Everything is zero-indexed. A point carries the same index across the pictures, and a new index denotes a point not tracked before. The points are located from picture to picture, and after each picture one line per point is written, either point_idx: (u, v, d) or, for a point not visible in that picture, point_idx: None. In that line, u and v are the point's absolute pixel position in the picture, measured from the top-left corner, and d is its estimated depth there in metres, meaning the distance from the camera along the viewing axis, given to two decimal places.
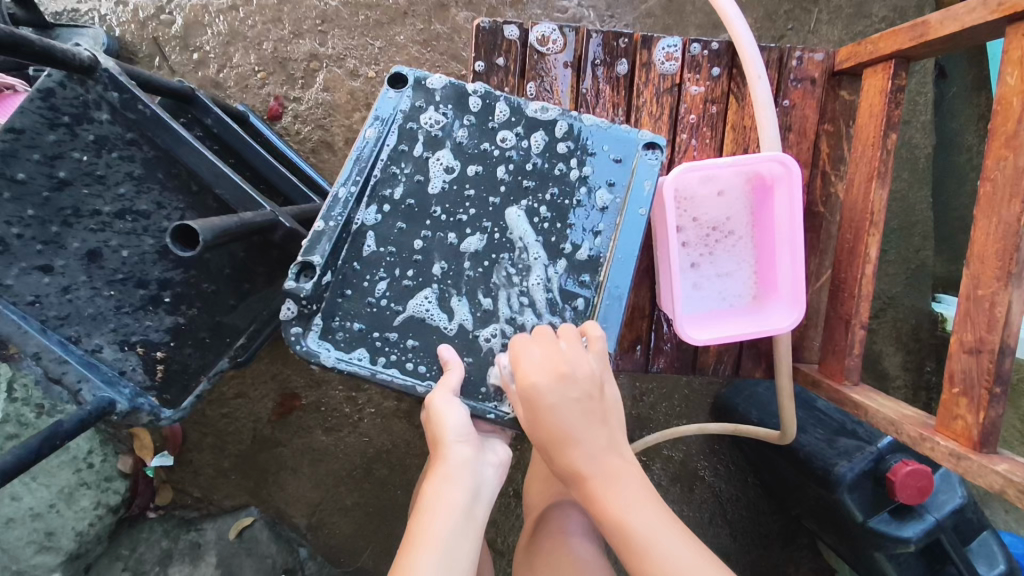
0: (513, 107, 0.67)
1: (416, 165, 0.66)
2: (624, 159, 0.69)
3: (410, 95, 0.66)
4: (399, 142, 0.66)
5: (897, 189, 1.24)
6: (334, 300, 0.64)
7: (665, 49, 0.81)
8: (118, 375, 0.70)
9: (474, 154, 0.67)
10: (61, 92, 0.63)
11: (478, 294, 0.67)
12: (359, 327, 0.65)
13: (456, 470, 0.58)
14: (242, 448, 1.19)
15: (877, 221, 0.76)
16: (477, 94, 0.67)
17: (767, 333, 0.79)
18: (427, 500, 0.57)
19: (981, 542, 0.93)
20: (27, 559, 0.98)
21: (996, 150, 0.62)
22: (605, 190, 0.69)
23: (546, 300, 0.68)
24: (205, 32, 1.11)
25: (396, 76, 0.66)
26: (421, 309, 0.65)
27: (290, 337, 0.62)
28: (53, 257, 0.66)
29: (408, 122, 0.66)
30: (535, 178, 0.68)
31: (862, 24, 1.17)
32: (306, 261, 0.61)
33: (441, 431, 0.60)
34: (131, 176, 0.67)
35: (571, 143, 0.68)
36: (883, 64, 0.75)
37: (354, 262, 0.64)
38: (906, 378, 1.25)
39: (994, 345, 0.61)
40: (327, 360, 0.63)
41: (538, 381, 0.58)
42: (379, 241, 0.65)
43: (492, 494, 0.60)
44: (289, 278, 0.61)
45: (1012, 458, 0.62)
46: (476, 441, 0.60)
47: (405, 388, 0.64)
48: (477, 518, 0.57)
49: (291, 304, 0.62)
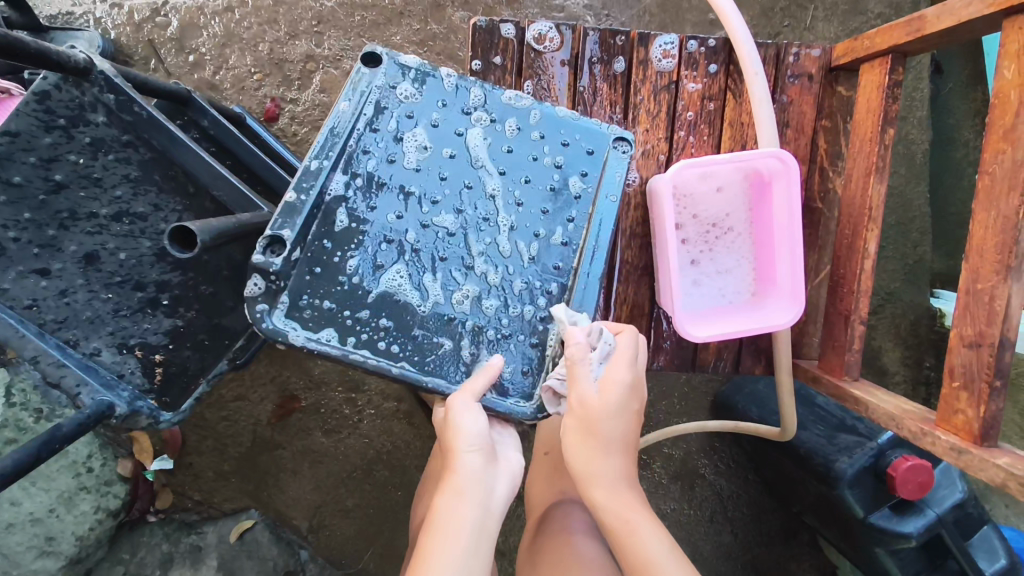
0: (487, 92, 0.67)
1: (389, 143, 0.65)
2: (596, 151, 0.70)
3: (384, 72, 0.65)
4: (374, 117, 0.64)
5: (895, 185, 1.24)
6: (302, 277, 0.61)
7: (661, 47, 0.81)
8: (116, 378, 0.70)
9: (448, 137, 0.66)
10: (57, 95, 0.63)
11: (454, 275, 0.66)
12: (329, 306, 0.62)
13: (468, 483, 0.57)
14: (242, 451, 1.19)
15: (876, 216, 0.76)
16: (451, 77, 0.67)
17: (764, 329, 0.78)
18: (439, 515, 0.56)
19: (982, 536, 0.93)
20: (27, 564, 0.97)
21: (994, 144, 0.62)
22: (577, 177, 0.69)
23: (523, 285, 0.67)
24: (201, 34, 1.11)
25: (370, 55, 0.65)
26: (394, 284, 0.64)
27: (255, 314, 0.59)
28: (51, 260, 0.66)
29: (383, 99, 0.65)
30: (510, 163, 0.67)
31: (857, 20, 1.17)
32: (274, 235, 0.59)
33: (454, 440, 0.58)
34: (128, 178, 0.67)
35: (546, 132, 0.69)
36: (879, 59, 0.75)
37: (325, 239, 0.62)
38: (905, 373, 1.25)
39: (994, 338, 0.61)
40: (294, 339, 0.60)
41: (613, 409, 0.62)
42: (352, 217, 0.63)
43: (505, 506, 0.59)
44: (255, 252, 0.59)
45: (1013, 451, 0.62)
46: (489, 451, 0.59)
47: (380, 368, 0.62)
48: (489, 532, 0.57)
49: (258, 279, 0.59)
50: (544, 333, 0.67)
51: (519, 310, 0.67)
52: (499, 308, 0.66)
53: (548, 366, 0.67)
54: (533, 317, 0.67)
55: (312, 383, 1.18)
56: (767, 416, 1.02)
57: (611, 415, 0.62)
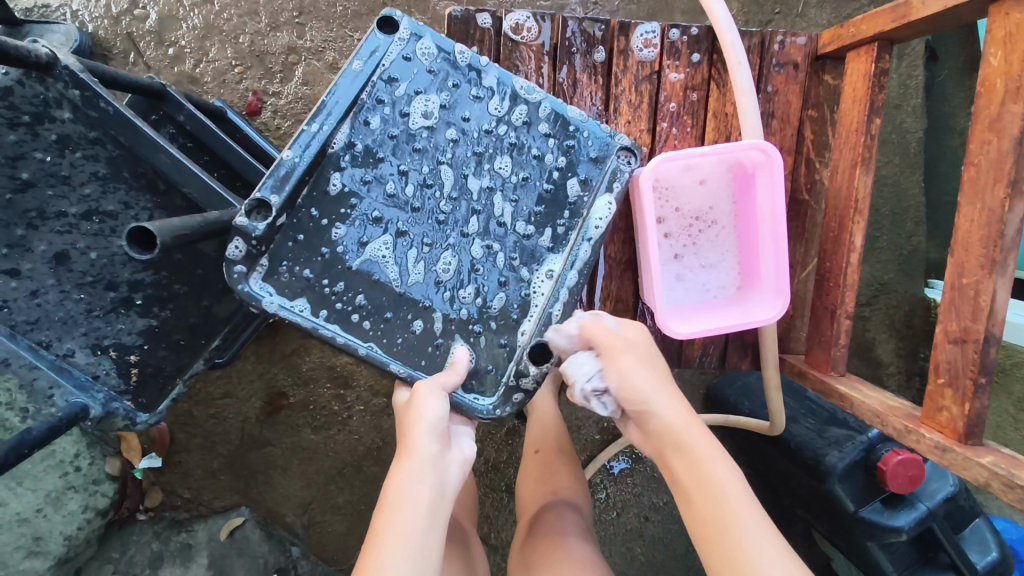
0: (500, 76, 0.64)
1: (394, 116, 0.63)
2: (599, 159, 0.66)
3: (403, 39, 0.62)
4: (384, 86, 0.62)
5: (888, 174, 1.22)
6: (284, 243, 0.61)
7: (643, 36, 0.79)
8: (90, 379, 0.69)
9: (456, 118, 0.64)
10: (20, 91, 0.61)
11: (436, 254, 0.64)
12: (308, 274, 0.61)
13: (424, 465, 0.55)
14: (231, 448, 1.18)
15: (862, 209, 0.74)
16: (465, 54, 0.64)
17: (749, 325, 0.77)
18: (391, 496, 0.54)
19: (973, 529, 0.93)
20: (15, 564, 0.96)
21: (979, 134, 0.60)
22: (575, 183, 0.66)
23: (507, 277, 0.65)
24: (180, 26, 1.09)
25: (388, 20, 0.62)
26: (377, 256, 0.63)
27: (232, 277, 0.59)
28: (20, 261, 0.64)
29: (394, 68, 0.62)
30: (512, 156, 0.65)
31: (851, 6, 1.14)
32: (260, 199, 0.58)
33: (414, 424, 0.58)
34: (96, 175, 0.65)
35: (553, 130, 0.65)
36: (866, 47, 0.73)
37: (313, 207, 0.61)
38: (899, 364, 1.24)
39: (979, 335, 0.60)
40: (268, 305, 0.60)
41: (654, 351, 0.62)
42: (345, 181, 0.62)
43: (457, 489, 0.57)
44: (239, 215, 0.58)
45: (997, 449, 0.61)
46: (445, 438, 0.58)
47: (348, 346, 0.62)
48: (443, 515, 0.55)
49: (240, 242, 0.59)
50: (514, 336, 0.65)
51: (501, 310, 0.65)
52: (474, 296, 0.65)
53: (510, 369, 0.65)
54: (506, 311, 0.65)
55: (299, 380, 1.17)
56: (759, 410, 1.01)
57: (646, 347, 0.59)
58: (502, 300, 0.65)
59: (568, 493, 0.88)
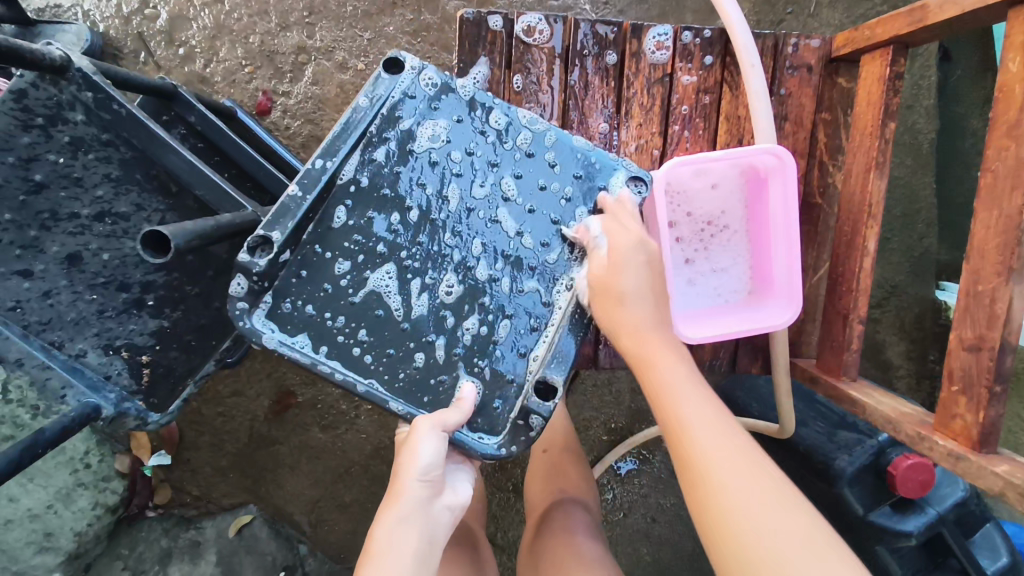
0: (505, 109, 0.65)
1: (399, 150, 0.63)
2: (607, 188, 0.65)
3: (406, 79, 0.63)
4: (388, 123, 0.63)
5: (900, 175, 1.21)
6: (288, 279, 0.62)
7: (655, 38, 0.79)
8: (103, 379, 0.69)
9: (461, 147, 0.64)
10: (34, 93, 0.61)
11: (438, 286, 0.63)
12: (310, 310, 0.62)
13: (411, 512, 0.56)
14: (240, 446, 1.18)
15: (876, 213, 0.73)
16: (469, 89, 0.64)
17: (762, 329, 0.77)
18: (378, 541, 0.55)
19: (984, 534, 0.92)
20: (26, 559, 0.99)
21: (997, 140, 0.59)
22: (584, 212, 0.65)
23: (514, 310, 0.64)
24: (190, 26, 1.09)
25: (394, 60, 0.63)
26: (381, 286, 0.63)
27: (235, 312, 0.59)
28: (33, 261, 0.65)
29: (399, 105, 0.63)
30: (518, 187, 0.64)
31: (863, 7, 1.13)
32: (263, 236, 0.59)
33: (406, 466, 0.57)
34: (109, 177, 0.65)
35: (559, 159, 0.65)
36: (881, 50, 0.72)
37: (316, 243, 0.62)
38: (909, 367, 1.23)
39: (995, 342, 0.59)
40: (268, 341, 0.61)
41: (628, 263, 0.61)
42: (350, 215, 0.62)
43: (447, 536, 0.58)
44: (243, 251, 0.59)
45: (1012, 458, 0.60)
46: (436, 484, 0.59)
47: (347, 382, 0.61)
48: (430, 563, 0.56)
49: (242, 279, 0.59)
50: (522, 369, 0.63)
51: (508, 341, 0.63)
52: (476, 328, 0.63)
53: (517, 403, 0.62)
54: (511, 345, 0.63)
55: (308, 379, 1.17)
56: (768, 412, 1.00)
57: (621, 275, 0.61)
58: (508, 329, 0.63)
59: (576, 492, 0.87)
